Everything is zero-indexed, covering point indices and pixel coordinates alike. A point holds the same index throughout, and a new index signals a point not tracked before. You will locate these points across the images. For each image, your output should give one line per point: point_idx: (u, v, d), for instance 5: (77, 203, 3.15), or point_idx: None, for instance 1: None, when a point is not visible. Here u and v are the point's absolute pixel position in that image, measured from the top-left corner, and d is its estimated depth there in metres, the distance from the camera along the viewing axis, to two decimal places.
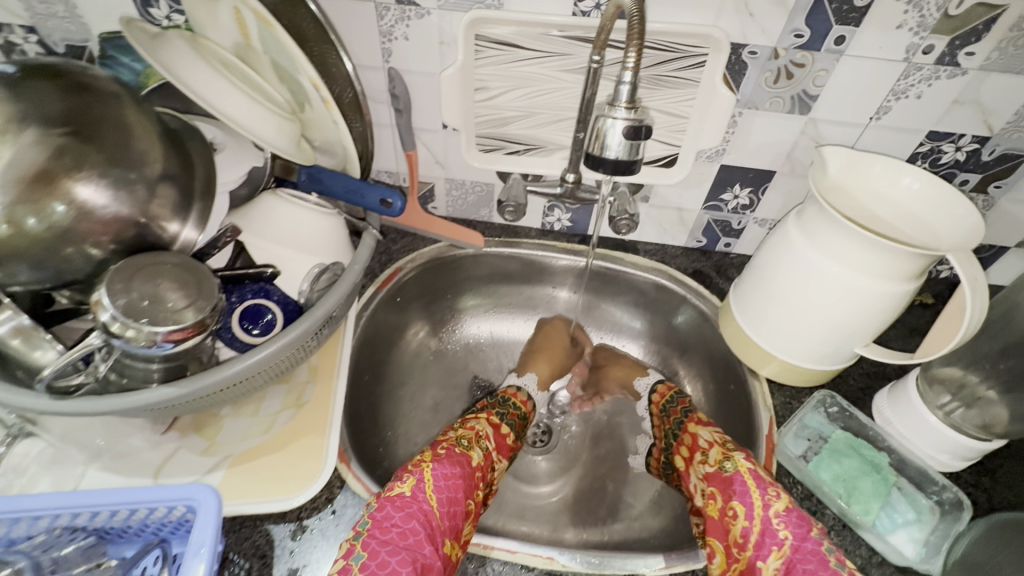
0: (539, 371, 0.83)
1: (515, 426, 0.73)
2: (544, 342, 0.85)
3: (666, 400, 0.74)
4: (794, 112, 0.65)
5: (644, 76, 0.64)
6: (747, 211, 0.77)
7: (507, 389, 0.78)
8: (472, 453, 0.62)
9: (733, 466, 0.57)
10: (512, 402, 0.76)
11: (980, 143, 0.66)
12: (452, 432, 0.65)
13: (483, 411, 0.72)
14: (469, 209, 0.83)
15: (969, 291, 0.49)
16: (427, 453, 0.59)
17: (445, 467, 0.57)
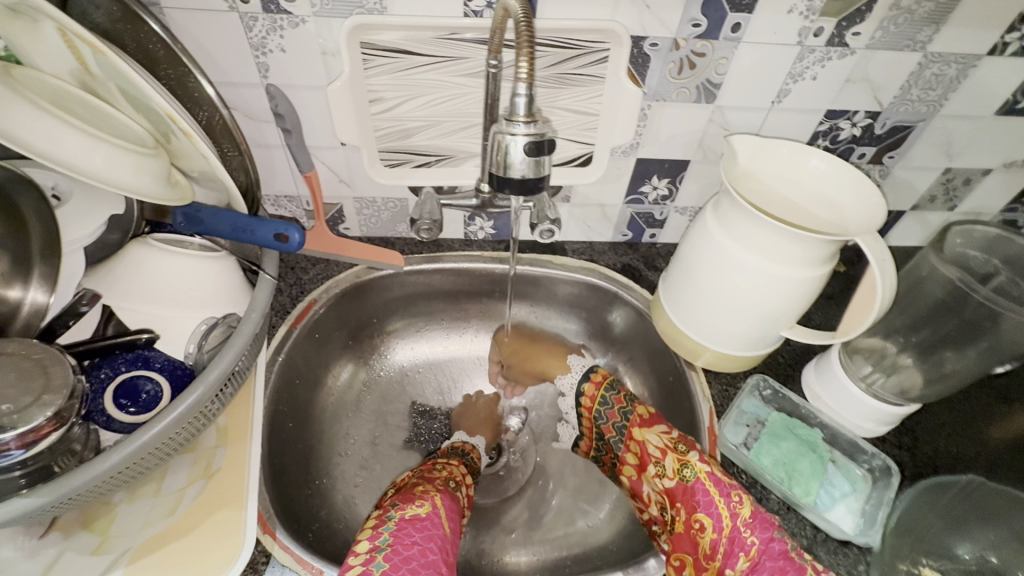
0: (484, 430, 0.79)
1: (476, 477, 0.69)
2: (474, 400, 0.82)
3: (599, 404, 0.69)
4: (701, 101, 0.65)
5: (547, 76, 0.61)
6: (667, 201, 0.77)
7: (462, 444, 0.73)
8: (459, 492, 0.61)
9: (692, 473, 0.57)
10: (469, 454, 0.71)
11: (873, 117, 0.68)
12: (442, 467, 0.64)
13: (454, 457, 0.69)
14: (385, 226, 0.77)
15: (877, 270, 0.50)
16: (431, 482, 0.59)
17: (451, 499, 0.58)
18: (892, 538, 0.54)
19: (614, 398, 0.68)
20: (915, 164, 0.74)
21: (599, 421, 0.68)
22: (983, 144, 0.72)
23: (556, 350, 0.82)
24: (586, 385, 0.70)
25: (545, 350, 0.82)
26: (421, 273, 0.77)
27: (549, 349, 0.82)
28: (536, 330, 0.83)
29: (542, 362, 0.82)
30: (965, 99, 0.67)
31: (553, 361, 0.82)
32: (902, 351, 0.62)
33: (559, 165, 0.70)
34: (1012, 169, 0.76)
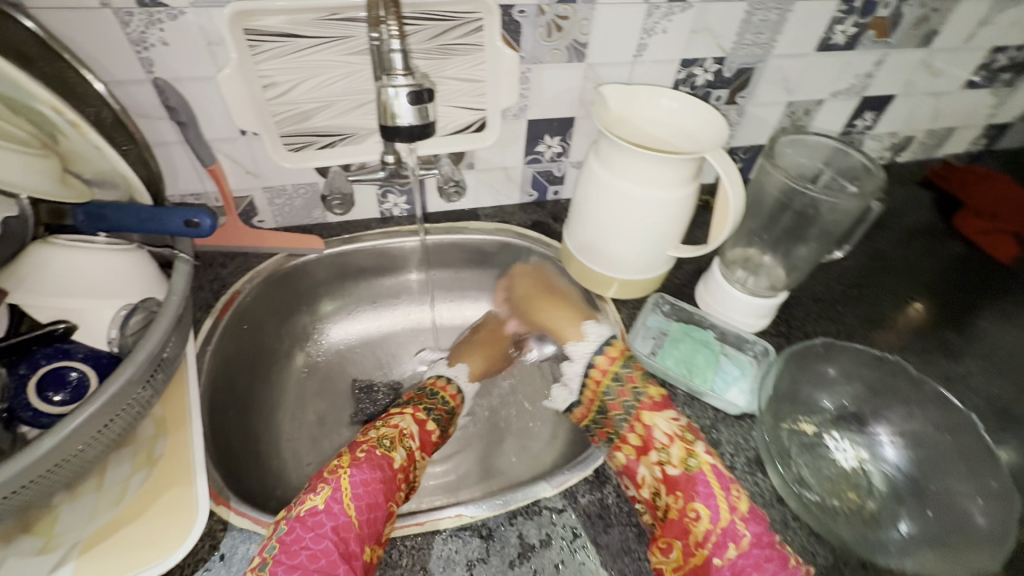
0: (475, 361, 0.82)
1: (442, 421, 0.71)
2: (487, 332, 0.85)
3: (610, 378, 0.66)
4: (573, 60, 0.72)
5: (429, 48, 0.66)
6: (562, 158, 0.85)
7: (434, 381, 0.78)
8: (394, 454, 0.59)
9: (696, 464, 0.55)
10: (439, 394, 0.75)
11: (721, 63, 0.79)
12: (373, 433, 0.62)
13: (410, 407, 0.70)
14: (301, 213, 0.80)
15: (726, 180, 0.60)
16: (344, 458, 0.57)
17: (366, 473, 0.55)
18: (771, 406, 0.62)
19: (628, 378, 0.64)
20: (763, 101, 0.87)
21: (605, 397, 0.65)
22: (812, 78, 0.86)
23: (570, 309, 0.78)
24: (601, 356, 0.68)
25: (562, 305, 0.79)
26: (343, 254, 0.80)
27: (568, 303, 0.79)
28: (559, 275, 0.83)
29: (553, 316, 0.80)
30: (789, 40, 0.79)
31: (567, 321, 0.77)
32: (765, 254, 0.74)
33: (457, 133, 0.76)
34: (839, 98, 0.90)
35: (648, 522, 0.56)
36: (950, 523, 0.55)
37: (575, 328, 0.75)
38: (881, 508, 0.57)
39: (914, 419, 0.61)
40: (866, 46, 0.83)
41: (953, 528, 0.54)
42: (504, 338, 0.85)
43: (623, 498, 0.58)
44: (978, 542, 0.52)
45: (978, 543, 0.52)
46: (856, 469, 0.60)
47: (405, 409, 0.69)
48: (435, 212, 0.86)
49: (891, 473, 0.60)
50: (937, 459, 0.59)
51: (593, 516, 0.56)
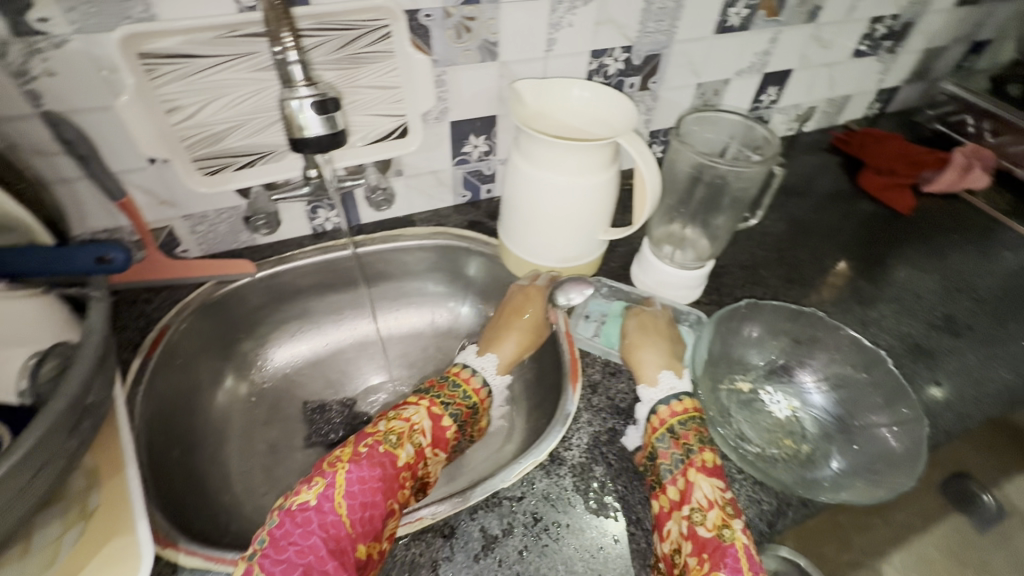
0: (505, 348, 0.70)
1: (460, 418, 0.62)
2: (515, 307, 0.73)
3: (668, 426, 0.57)
4: (486, 60, 0.74)
5: (340, 59, 0.66)
6: (490, 156, 0.86)
7: (455, 370, 0.66)
8: (400, 451, 0.55)
9: (730, 537, 0.49)
10: (460, 386, 0.64)
11: (628, 51, 0.83)
12: (382, 424, 0.57)
13: (426, 397, 0.62)
14: (227, 239, 0.78)
15: (641, 162, 0.63)
16: (346, 451, 0.54)
17: (364, 470, 0.52)
18: (708, 368, 0.66)
19: (683, 432, 0.56)
20: (673, 84, 0.91)
21: (654, 442, 0.57)
22: (715, 60, 0.91)
23: (653, 347, 0.65)
24: (663, 406, 0.59)
25: (650, 341, 0.65)
26: (276, 275, 0.78)
27: (663, 341, 0.66)
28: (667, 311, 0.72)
29: (636, 348, 0.65)
30: (688, 26, 0.84)
31: (649, 360, 0.64)
32: (686, 227, 0.80)
33: (379, 140, 0.75)
34: (743, 76, 0.96)
35: (605, 497, 0.58)
36: (873, 453, 0.60)
37: (644, 367, 0.63)
38: (813, 449, 0.62)
39: (836, 363, 0.67)
40: (759, 25, 0.89)
41: (876, 457, 0.59)
42: (537, 311, 0.73)
43: (579, 478, 0.59)
44: (899, 464, 0.56)
45: (896, 465, 0.57)
46: (789, 417, 0.65)
47: (421, 399, 0.61)
48: (368, 223, 0.86)
49: (819, 416, 0.65)
50: (857, 395, 0.65)
51: (552, 499, 0.57)
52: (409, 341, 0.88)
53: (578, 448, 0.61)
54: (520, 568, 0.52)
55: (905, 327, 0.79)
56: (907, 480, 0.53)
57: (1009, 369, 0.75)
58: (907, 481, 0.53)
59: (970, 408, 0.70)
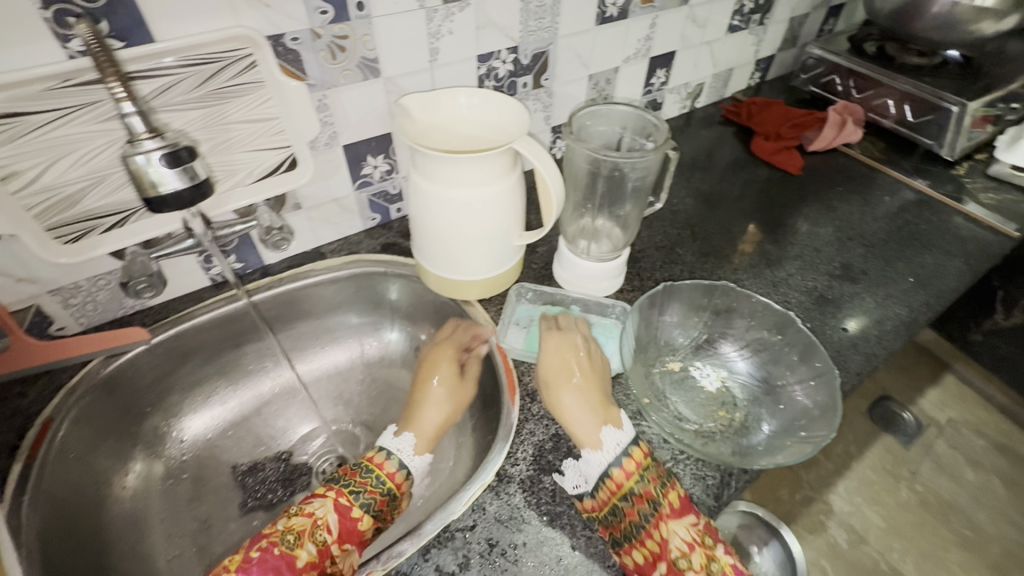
0: (419, 432, 0.64)
1: (374, 507, 0.57)
2: (424, 371, 0.71)
3: (631, 482, 0.54)
4: (369, 77, 0.70)
5: (203, 96, 0.60)
6: (393, 174, 0.83)
7: (370, 456, 0.61)
8: (299, 551, 0.52)
9: (719, 570, 0.50)
10: (371, 472, 0.59)
11: (515, 52, 0.82)
12: (283, 521, 0.54)
13: (335, 486, 0.57)
14: (111, 306, 0.70)
15: (539, 164, 0.62)
16: (235, 559, 0.52)
17: (254, 574, 0.50)
18: (638, 355, 0.67)
19: (645, 488, 0.53)
20: (566, 79, 0.92)
21: (620, 503, 0.53)
22: (601, 50, 0.92)
23: (584, 400, 0.61)
24: (616, 467, 0.55)
25: (576, 387, 0.62)
26: (175, 336, 0.72)
27: (589, 382, 0.63)
28: (585, 342, 0.67)
29: (566, 411, 0.61)
30: (569, 20, 0.84)
31: (583, 418, 0.59)
32: (596, 219, 0.81)
33: (267, 176, 0.70)
34: (631, 63, 0.98)
35: (557, 506, 0.57)
36: (795, 410, 0.63)
37: (584, 431, 0.58)
38: (745, 416, 0.65)
39: (753, 329, 0.70)
40: (637, 12, 0.91)
41: (798, 414, 0.62)
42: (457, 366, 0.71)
43: (530, 492, 0.58)
44: (819, 416, 0.60)
45: (816, 417, 0.60)
46: (720, 388, 0.68)
47: (330, 490, 0.57)
48: (273, 263, 0.81)
49: (746, 382, 0.68)
50: (776, 357, 0.68)
51: (504, 520, 0.55)
52: (337, 378, 0.84)
53: (524, 461, 0.60)
54: None
55: (810, 281, 0.85)
56: (825, 432, 0.56)
57: (902, 306, 0.81)
58: (824, 432, 0.57)
59: (874, 346, 0.75)
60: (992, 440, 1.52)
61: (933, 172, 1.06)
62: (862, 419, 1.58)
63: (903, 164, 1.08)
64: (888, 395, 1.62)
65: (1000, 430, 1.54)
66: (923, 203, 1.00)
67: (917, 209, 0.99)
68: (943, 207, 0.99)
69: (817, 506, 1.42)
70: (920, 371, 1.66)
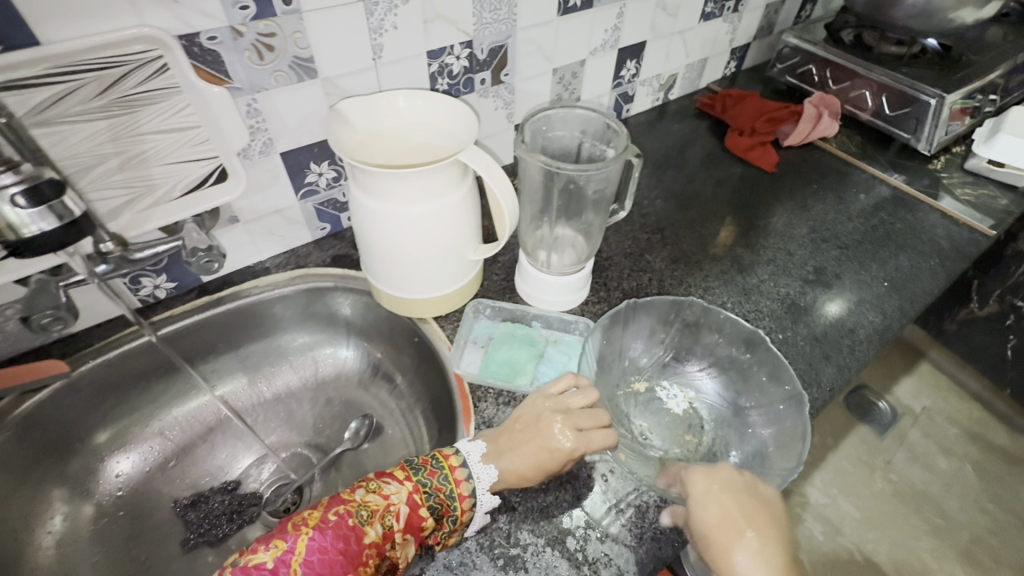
0: (503, 471, 0.54)
1: (441, 512, 0.53)
2: (540, 416, 0.57)
3: None
4: (304, 79, 0.64)
5: (106, 105, 0.54)
6: (340, 181, 0.76)
7: (447, 455, 0.55)
8: (368, 529, 0.50)
9: None
10: (447, 477, 0.54)
11: (469, 46, 0.76)
12: (360, 492, 0.52)
13: (413, 473, 0.54)
14: (24, 338, 0.63)
15: (487, 177, 0.57)
16: (313, 514, 0.51)
17: (327, 538, 0.49)
18: (600, 378, 0.64)
19: None
20: (528, 74, 0.86)
21: None
22: (565, 42, 0.86)
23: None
24: None
25: (753, 549, 0.50)
26: (101, 366, 0.66)
27: (764, 536, 0.51)
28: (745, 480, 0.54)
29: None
30: (527, 11, 0.78)
31: None
32: (558, 228, 0.76)
33: (194, 190, 0.64)
34: (597, 55, 0.93)
35: (512, 548, 0.53)
36: (761, 438, 0.61)
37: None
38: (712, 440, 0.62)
39: (722, 345, 0.67)
40: (602, 1, 0.85)
41: (767, 441, 0.60)
42: (590, 437, 0.55)
43: (483, 534, 0.54)
44: (784, 441, 0.58)
45: (782, 448, 0.58)
46: (687, 410, 0.65)
47: (410, 478, 0.53)
48: (212, 281, 0.74)
49: (713, 403, 0.66)
50: (744, 375, 0.65)
51: (453, 567, 0.52)
52: (288, 401, 0.78)
53: None
54: None
55: (782, 287, 0.81)
56: (792, 465, 0.54)
57: (876, 312, 0.78)
58: (790, 465, 0.55)
59: (846, 357, 0.72)
60: (966, 429, 1.53)
61: (910, 167, 1.03)
62: (840, 410, 1.58)
63: (879, 159, 1.05)
64: (865, 385, 1.61)
65: (974, 418, 1.55)
66: (899, 200, 0.97)
67: (892, 207, 0.96)
68: (919, 205, 0.96)
69: (794, 499, 1.42)
70: (897, 360, 1.66)
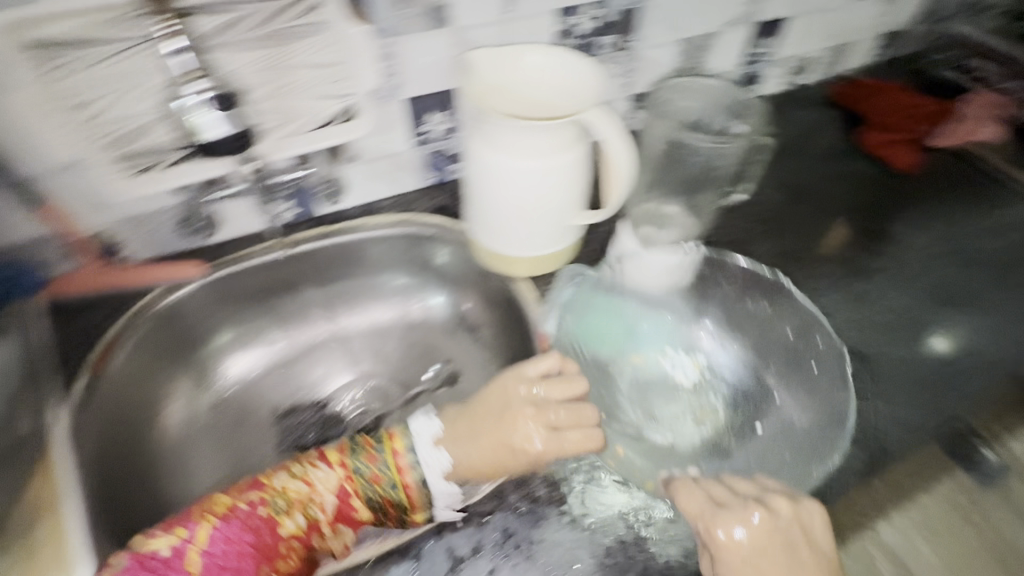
0: (458, 456, 0.55)
1: (378, 505, 0.53)
2: (509, 405, 0.58)
3: None
4: (436, 26, 0.65)
5: (264, 37, 0.60)
6: (454, 134, 0.78)
7: (390, 439, 0.56)
8: (285, 517, 0.52)
9: None
10: (388, 464, 0.54)
11: (600, 7, 0.74)
12: (279, 482, 0.54)
13: (349, 459, 0.55)
14: (172, 240, 0.72)
15: (608, 139, 0.58)
16: (225, 501, 0.53)
17: (233, 528, 0.51)
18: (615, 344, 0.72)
19: None
20: (654, 42, 0.82)
21: None
22: (699, 11, 0.81)
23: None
24: None
25: None
26: (231, 275, 0.73)
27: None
28: (786, 526, 0.50)
29: None
30: None
31: None
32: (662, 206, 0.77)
33: (326, 125, 0.68)
34: (731, 28, 0.87)
35: (579, 507, 0.54)
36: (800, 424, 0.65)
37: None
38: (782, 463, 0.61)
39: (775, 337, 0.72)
40: None
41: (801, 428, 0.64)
42: (559, 434, 0.55)
43: (553, 489, 0.55)
44: (818, 447, 0.60)
45: (809, 424, 0.63)
46: (696, 377, 0.71)
47: (342, 466, 0.55)
48: (327, 214, 0.79)
49: (722, 371, 0.72)
50: (799, 372, 0.68)
51: (522, 513, 0.53)
52: (379, 336, 0.83)
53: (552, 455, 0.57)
54: None
55: (899, 301, 0.76)
56: (827, 451, 0.58)
57: (989, 336, 0.74)
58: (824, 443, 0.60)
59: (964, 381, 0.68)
60: None
61: None
62: None
63: None
64: None
65: None
66: None
67: None
68: None
69: None
70: None
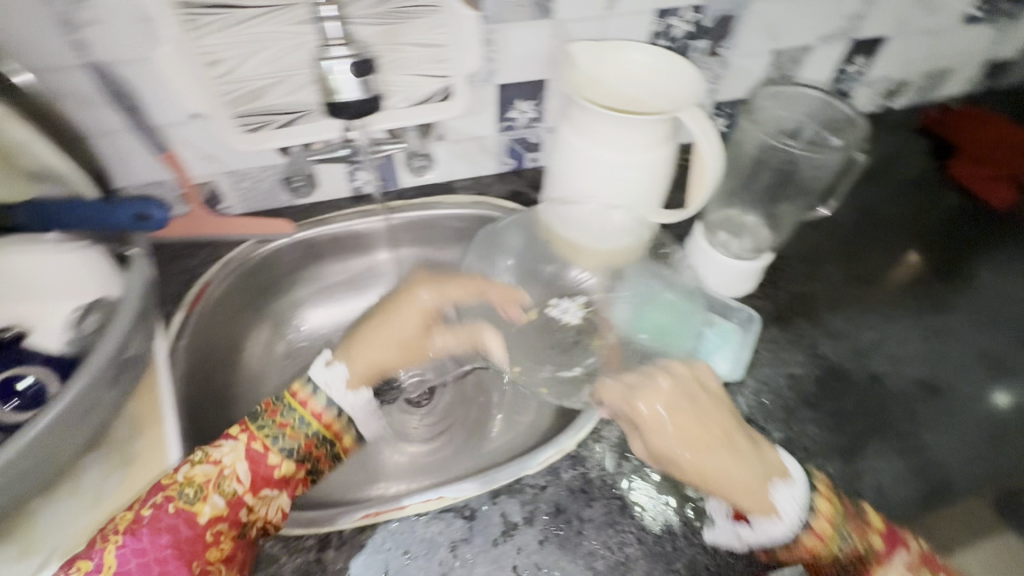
0: (360, 360, 0.60)
1: (300, 450, 0.55)
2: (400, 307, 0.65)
3: None
4: (539, 17, 0.68)
5: (382, 14, 0.62)
6: (538, 123, 0.80)
7: (289, 394, 0.57)
8: (201, 506, 0.50)
9: None
10: (296, 412, 0.56)
11: (699, 11, 0.74)
12: (180, 477, 0.51)
13: (250, 429, 0.55)
14: (268, 196, 0.77)
15: (702, 141, 0.58)
16: (126, 517, 0.49)
17: (143, 539, 0.47)
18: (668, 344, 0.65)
19: None
20: (747, 50, 0.81)
21: None
22: (797, 23, 0.80)
23: (727, 464, 0.51)
24: None
25: (717, 452, 0.52)
26: (316, 235, 0.78)
27: (719, 436, 0.53)
28: (694, 390, 0.55)
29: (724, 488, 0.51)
30: None
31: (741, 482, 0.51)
32: (746, 214, 0.76)
33: (423, 103, 0.72)
34: (828, 43, 0.85)
35: (630, 494, 0.56)
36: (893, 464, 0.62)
37: (757, 500, 0.50)
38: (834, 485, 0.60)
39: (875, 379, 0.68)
40: None
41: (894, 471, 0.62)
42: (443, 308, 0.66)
43: (607, 472, 0.57)
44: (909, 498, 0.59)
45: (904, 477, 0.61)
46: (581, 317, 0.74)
47: (246, 434, 0.55)
48: (407, 188, 0.83)
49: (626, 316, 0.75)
50: (887, 415, 0.65)
51: (576, 492, 0.56)
52: None
53: (608, 441, 0.59)
54: (538, 557, 0.52)
55: (980, 340, 0.75)
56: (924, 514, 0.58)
57: None
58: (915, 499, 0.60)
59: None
60: None
61: None
62: None
63: None
64: None
65: None
66: None
67: None
68: None
69: None
70: None
